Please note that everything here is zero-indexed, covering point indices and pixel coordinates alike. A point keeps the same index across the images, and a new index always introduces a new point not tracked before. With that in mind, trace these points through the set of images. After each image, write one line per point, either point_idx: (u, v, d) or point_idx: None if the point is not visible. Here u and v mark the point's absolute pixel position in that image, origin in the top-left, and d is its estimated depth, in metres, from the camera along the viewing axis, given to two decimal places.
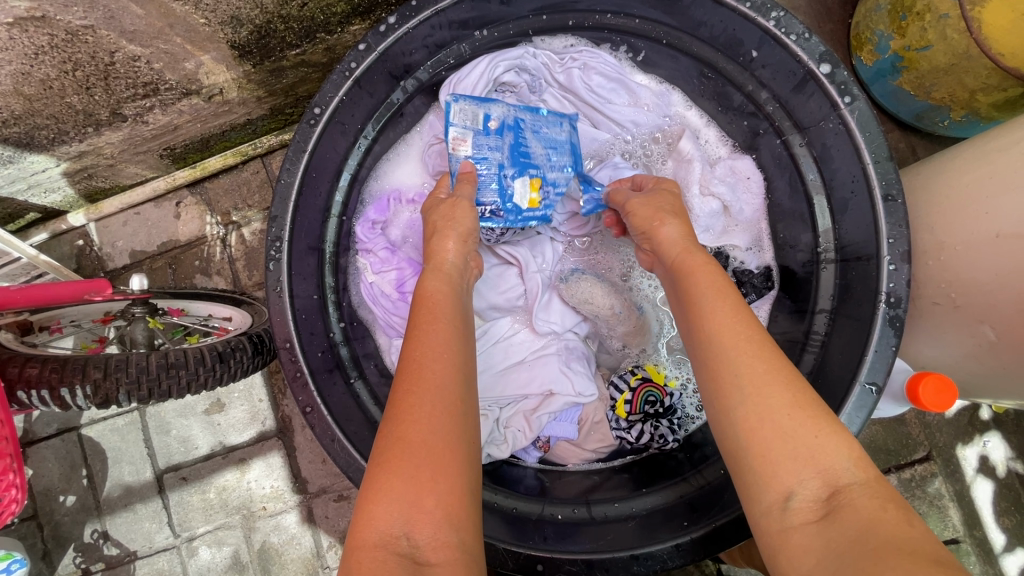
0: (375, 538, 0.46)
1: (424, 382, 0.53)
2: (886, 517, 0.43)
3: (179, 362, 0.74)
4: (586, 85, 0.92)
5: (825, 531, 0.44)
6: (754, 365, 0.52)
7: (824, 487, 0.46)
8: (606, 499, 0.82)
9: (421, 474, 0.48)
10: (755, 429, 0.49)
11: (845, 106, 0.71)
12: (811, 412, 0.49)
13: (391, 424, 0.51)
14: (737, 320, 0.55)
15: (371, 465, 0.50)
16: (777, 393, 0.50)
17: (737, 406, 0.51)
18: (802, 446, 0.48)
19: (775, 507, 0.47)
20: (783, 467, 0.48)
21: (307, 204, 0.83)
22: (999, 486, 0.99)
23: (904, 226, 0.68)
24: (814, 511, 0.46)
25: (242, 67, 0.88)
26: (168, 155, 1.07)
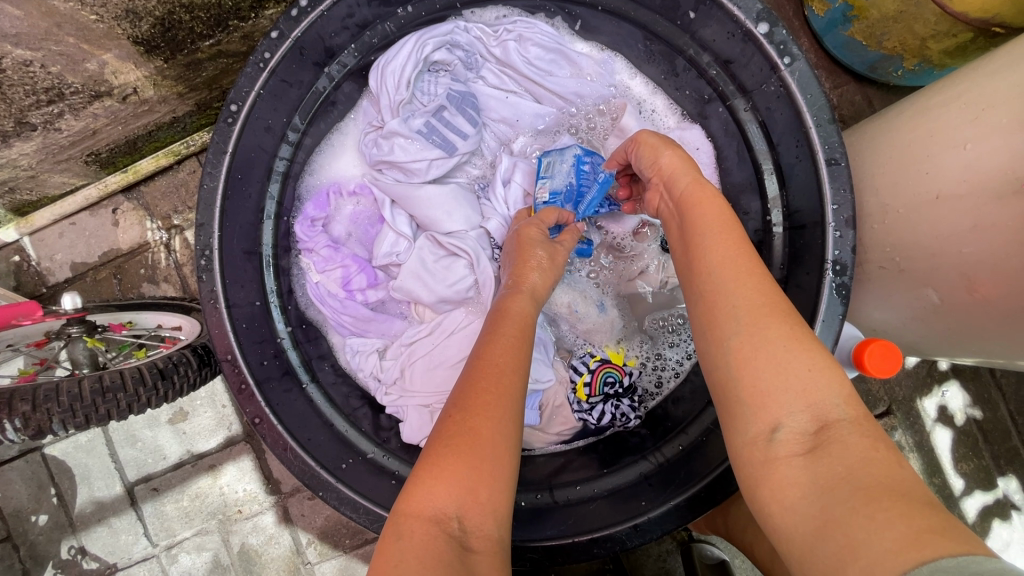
0: (428, 517, 0.47)
1: (500, 386, 0.54)
2: (877, 457, 0.43)
3: (116, 385, 0.71)
4: (524, 59, 0.87)
5: (812, 465, 0.44)
6: (760, 296, 0.52)
7: (812, 421, 0.46)
8: (568, 482, 0.83)
9: (481, 464, 0.49)
10: (748, 357, 0.49)
11: (785, 68, 0.68)
12: (803, 344, 0.49)
13: (466, 411, 0.52)
14: (739, 254, 0.54)
15: (436, 446, 0.51)
16: (775, 326, 0.50)
17: (732, 336, 0.51)
18: (794, 378, 0.48)
19: (761, 439, 0.48)
20: (773, 397, 0.48)
21: (236, 208, 0.79)
22: (957, 433, 1.01)
23: (847, 190, 0.67)
24: (802, 443, 0.46)
25: (153, 64, 0.82)
26: (94, 161, 1.01)
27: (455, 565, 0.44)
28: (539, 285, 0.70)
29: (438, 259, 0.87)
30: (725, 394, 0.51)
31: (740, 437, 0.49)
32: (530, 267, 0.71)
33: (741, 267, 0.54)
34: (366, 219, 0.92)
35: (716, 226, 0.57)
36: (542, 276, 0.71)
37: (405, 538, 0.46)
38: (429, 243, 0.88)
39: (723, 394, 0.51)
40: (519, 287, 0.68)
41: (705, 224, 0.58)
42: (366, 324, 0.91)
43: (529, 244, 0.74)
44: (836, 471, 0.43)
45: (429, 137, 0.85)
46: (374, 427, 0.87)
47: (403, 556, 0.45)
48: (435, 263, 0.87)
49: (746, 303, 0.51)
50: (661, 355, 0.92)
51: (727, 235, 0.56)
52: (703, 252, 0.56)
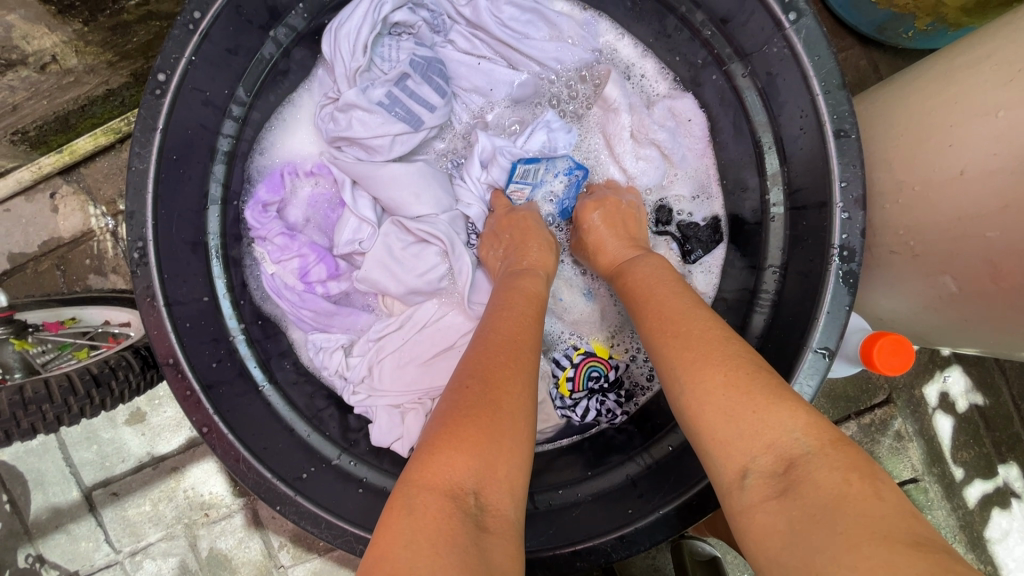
0: (444, 488, 0.41)
1: (519, 360, 0.51)
2: (850, 489, 0.38)
3: (40, 395, 0.63)
4: (496, 19, 0.79)
5: (785, 508, 0.40)
6: (697, 345, 0.50)
7: (778, 461, 0.42)
8: (550, 485, 0.77)
9: (499, 434, 0.45)
10: (696, 411, 0.47)
11: (790, 25, 0.60)
12: (748, 387, 0.46)
13: (485, 379, 0.48)
14: (672, 310, 0.55)
15: (451, 415, 0.46)
16: (710, 373, 0.48)
17: (679, 394, 0.49)
18: (744, 422, 0.45)
19: (733, 488, 0.44)
20: (730, 443, 0.45)
21: (174, 193, 0.70)
22: (958, 421, 0.97)
23: (858, 166, 0.59)
24: (771, 486, 0.42)
25: (71, 27, 0.71)
26: (21, 141, 0.90)
27: (472, 547, 0.38)
28: (549, 264, 0.69)
29: (406, 246, 0.79)
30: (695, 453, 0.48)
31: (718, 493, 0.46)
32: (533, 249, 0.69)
33: (682, 323, 0.53)
34: (326, 203, 0.83)
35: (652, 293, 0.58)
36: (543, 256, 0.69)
37: (417, 512, 0.40)
38: (394, 228, 0.79)
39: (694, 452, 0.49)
40: (530, 270, 0.66)
41: (648, 287, 0.59)
42: (329, 319, 0.83)
43: (531, 227, 0.72)
44: (813, 512, 0.38)
45: (391, 109, 0.76)
46: (341, 431, 0.80)
47: (414, 533, 0.38)
48: (403, 251, 0.79)
49: (680, 356, 0.50)
50: None
51: (662, 300, 0.57)
52: (645, 315, 0.57)
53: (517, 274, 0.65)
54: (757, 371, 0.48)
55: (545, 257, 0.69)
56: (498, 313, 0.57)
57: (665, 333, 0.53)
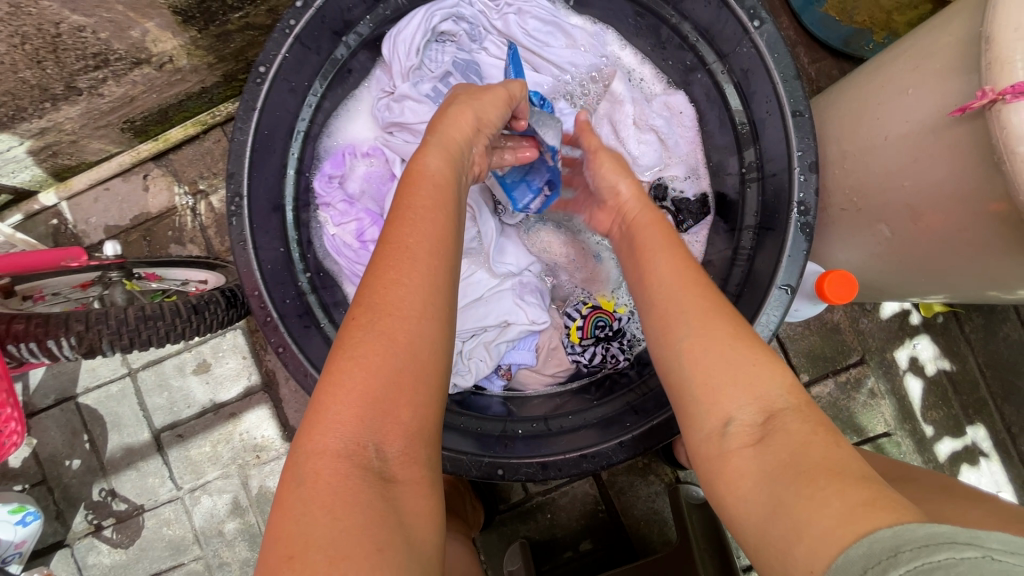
0: (337, 446, 0.48)
1: (409, 279, 0.53)
2: (815, 438, 0.51)
3: (156, 314, 0.80)
4: (523, 30, 0.96)
5: (760, 454, 0.52)
6: (702, 302, 0.61)
7: (760, 413, 0.54)
8: (562, 414, 0.91)
9: (397, 379, 0.50)
10: (697, 356, 0.58)
11: (755, 30, 0.76)
12: (749, 343, 0.58)
13: (376, 316, 0.52)
14: (685, 270, 0.64)
15: (342, 372, 0.50)
16: (719, 326, 0.59)
17: (682, 339, 0.59)
18: (741, 376, 0.56)
19: (716, 434, 0.56)
20: (724, 393, 0.56)
21: (263, 162, 0.87)
22: (928, 383, 1.08)
23: (811, 138, 0.74)
24: (751, 434, 0.54)
25: (188, 33, 0.90)
26: (129, 129, 1.10)
27: (376, 498, 0.47)
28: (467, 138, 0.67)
29: None
30: (684, 394, 0.59)
31: (700, 434, 0.57)
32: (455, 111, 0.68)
33: (688, 282, 0.63)
34: (378, 178, 1.00)
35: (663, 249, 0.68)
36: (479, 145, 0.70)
37: (311, 479, 0.47)
38: None
39: (681, 395, 0.59)
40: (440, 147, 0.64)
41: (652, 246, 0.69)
42: None
43: (486, 88, 0.72)
44: (782, 457, 0.50)
45: (436, 100, 0.93)
46: None
47: (313, 497, 0.46)
48: None
49: (694, 305, 0.61)
50: None
51: (671, 255, 0.66)
52: (654, 271, 0.66)
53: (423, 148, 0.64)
54: (751, 334, 0.59)
55: (488, 112, 0.70)
56: (393, 223, 0.57)
57: (681, 288, 0.62)
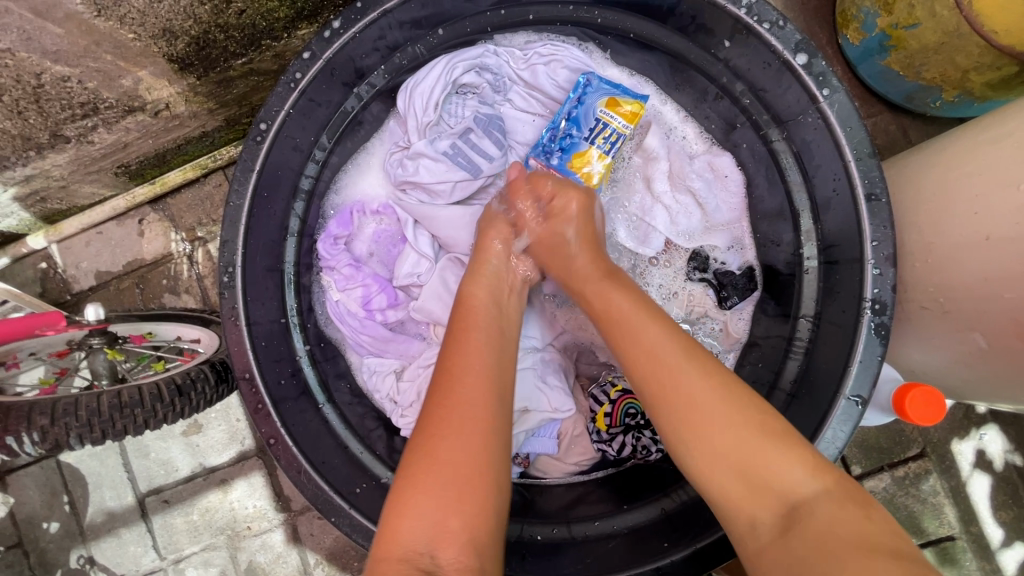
0: (403, 550, 0.49)
1: (464, 401, 0.56)
2: (848, 520, 0.48)
3: (134, 401, 0.71)
4: (553, 82, 0.86)
5: (789, 543, 0.49)
6: (690, 402, 0.56)
7: (783, 507, 0.51)
8: (586, 516, 0.80)
9: (460, 483, 0.51)
10: (704, 462, 0.55)
11: (824, 100, 0.66)
12: (751, 430, 0.54)
13: (421, 435, 0.54)
14: (655, 365, 0.59)
15: (406, 470, 0.53)
16: (716, 430, 0.54)
17: (686, 451, 0.56)
18: (755, 472, 0.52)
19: (746, 532, 0.53)
20: (742, 497, 0.53)
21: (262, 226, 0.79)
22: (996, 480, 0.96)
23: (889, 227, 0.64)
24: (778, 526, 0.51)
25: (186, 81, 0.83)
26: (123, 173, 1.02)
27: None
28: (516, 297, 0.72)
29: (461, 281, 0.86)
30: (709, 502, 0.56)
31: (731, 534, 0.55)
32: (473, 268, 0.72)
33: (666, 375, 0.58)
34: (389, 239, 0.91)
35: (637, 345, 0.61)
36: (524, 202, 0.76)
37: None
38: (452, 265, 0.86)
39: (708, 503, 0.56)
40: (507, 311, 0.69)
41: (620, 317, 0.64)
42: (385, 345, 0.90)
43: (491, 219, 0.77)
44: (812, 543, 0.48)
45: (454, 159, 0.84)
46: (389, 451, 0.85)
47: None
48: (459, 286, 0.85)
49: (711, 405, 0.55)
50: None
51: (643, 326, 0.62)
52: (636, 370, 0.60)
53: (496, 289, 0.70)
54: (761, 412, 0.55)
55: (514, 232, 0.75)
56: (451, 351, 0.61)
57: (653, 384, 0.58)
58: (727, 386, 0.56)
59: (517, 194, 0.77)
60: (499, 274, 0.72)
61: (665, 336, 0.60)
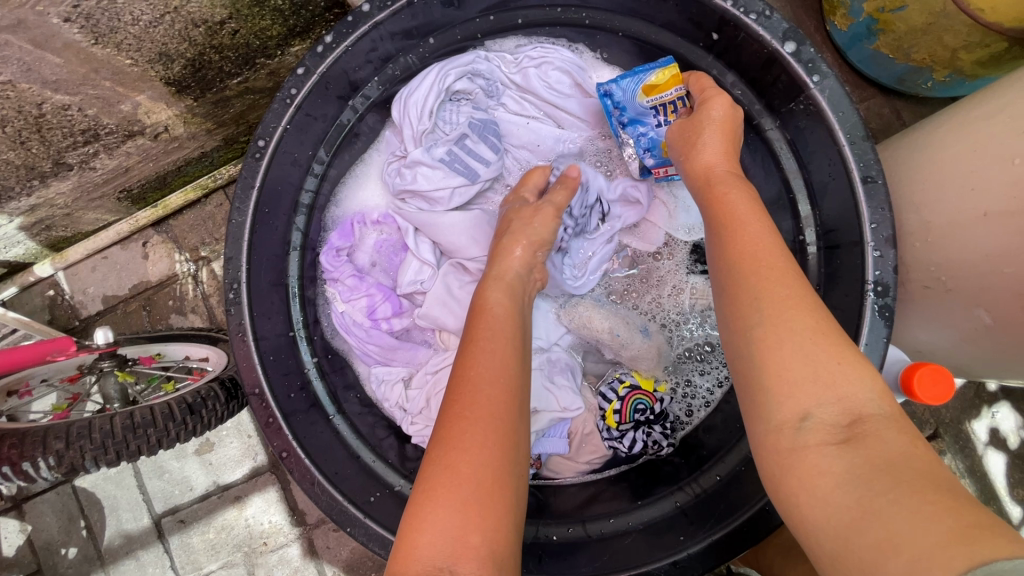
0: (420, 566, 0.46)
1: (484, 408, 0.54)
2: (917, 452, 0.42)
3: (146, 421, 0.71)
4: (544, 83, 0.87)
5: (847, 455, 0.43)
6: (779, 286, 0.49)
7: (844, 415, 0.45)
8: (601, 514, 0.81)
9: (480, 495, 0.49)
10: (767, 344, 0.48)
11: (815, 86, 0.66)
12: (830, 336, 0.47)
13: (440, 447, 0.52)
14: (759, 238, 0.53)
15: (423, 480, 0.51)
16: (800, 318, 0.48)
17: (756, 324, 0.49)
18: (822, 371, 0.46)
19: (788, 427, 0.46)
20: (801, 388, 0.46)
21: (264, 241, 0.80)
22: (1012, 457, 0.96)
23: (886, 208, 0.64)
24: (834, 434, 0.44)
25: (184, 102, 0.84)
26: (126, 198, 1.04)
27: None
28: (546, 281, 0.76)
29: (463, 285, 0.86)
30: (748, 386, 0.49)
31: (763, 427, 0.48)
32: (507, 242, 0.74)
33: (765, 258, 0.52)
34: (391, 247, 0.92)
35: (748, 223, 0.54)
36: (544, 223, 0.76)
37: None
38: (454, 270, 0.87)
39: (746, 382, 0.49)
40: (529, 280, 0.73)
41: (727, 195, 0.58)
42: (392, 354, 0.90)
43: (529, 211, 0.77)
44: (876, 462, 0.42)
45: (451, 165, 0.85)
46: (400, 458, 0.86)
47: None
48: (462, 289, 0.86)
49: (795, 292, 0.49)
50: (691, 383, 0.89)
51: (751, 213, 0.56)
52: (732, 245, 0.54)
53: (523, 275, 0.72)
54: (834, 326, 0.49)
55: (539, 235, 0.75)
56: (468, 352, 0.60)
57: (744, 260, 0.52)
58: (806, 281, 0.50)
59: (535, 216, 0.76)
60: (520, 280, 0.71)
61: (766, 227, 0.54)
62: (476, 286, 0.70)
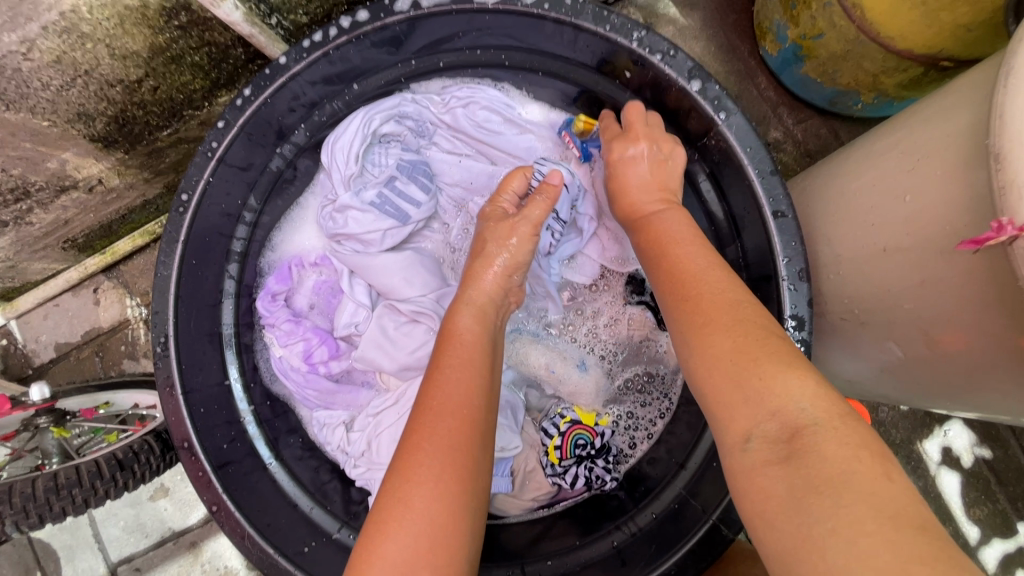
0: None
1: (438, 435, 0.52)
2: (865, 466, 0.38)
3: (71, 481, 0.71)
4: (473, 121, 0.88)
5: (785, 473, 0.39)
6: (708, 308, 0.50)
7: (785, 428, 0.41)
8: (542, 554, 0.80)
9: (432, 530, 0.48)
10: (707, 367, 0.47)
11: (722, 122, 0.67)
12: (761, 349, 0.46)
13: (395, 479, 0.51)
14: (695, 269, 0.55)
15: (374, 517, 0.50)
16: (726, 335, 0.48)
17: (687, 355, 0.50)
18: (752, 386, 0.44)
19: (734, 448, 0.43)
20: (735, 407, 0.44)
21: (194, 292, 0.80)
22: (966, 476, 0.95)
23: (797, 242, 0.65)
24: (775, 451, 0.41)
25: (114, 156, 0.85)
26: (72, 247, 1.04)
27: None
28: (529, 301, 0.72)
29: (399, 326, 0.85)
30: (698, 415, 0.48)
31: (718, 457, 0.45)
32: (479, 263, 0.70)
33: (695, 285, 0.53)
34: (329, 289, 0.92)
35: (682, 258, 0.56)
36: (520, 242, 0.70)
37: None
38: (388, 311, 0.86)
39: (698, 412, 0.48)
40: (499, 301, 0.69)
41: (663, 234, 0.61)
42: (331, 397, 0.91)
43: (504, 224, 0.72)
44: (813, 480, 0.38)
45: (382, 208, 0.85)
46: (342, 504, 0.85)
47: None
48: (396, 330, 0.85)
49: (727, 312, 0.49)
50: (633, 415, 0.89)
51: (691, 249, 0.57)
52: (666, 279, 0.56)
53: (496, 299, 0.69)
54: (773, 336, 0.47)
55: (518, 251, 0.71)
56: (432, 378, 0.58)
57: (679, 293, 0.53)
58: (740, 299, 0.50)
59: (510, 235, 0.70)
60: (492, 304, 0.68)
61: (703, 254, 0.56)
62: (446, 313, 0.68)
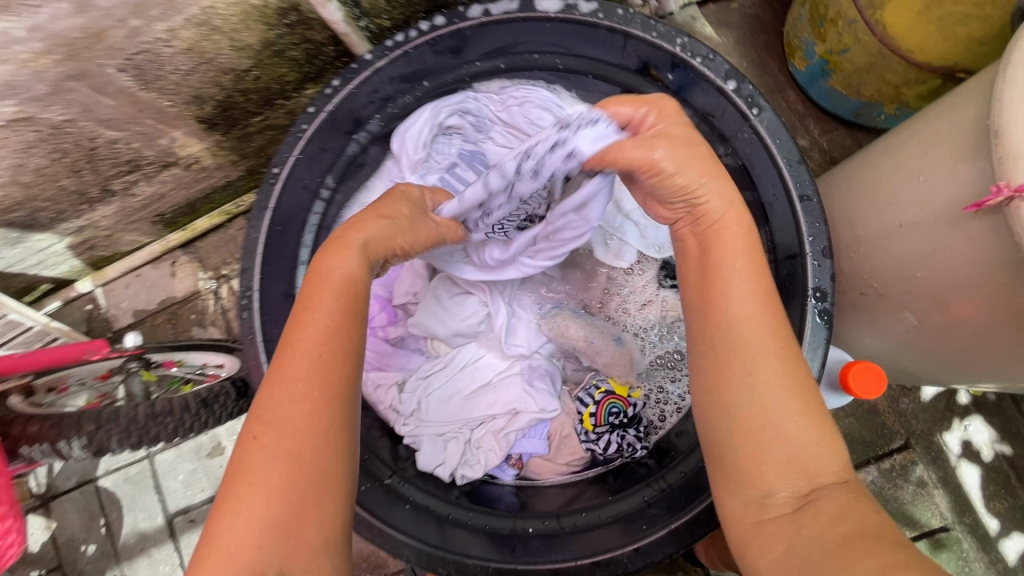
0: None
1: (312, 400, 0.51)
2: (856, 510, 0.49)
3: (165, 411, 0.81)
4: (526, 119, 0.98)
5: (798, 521, 0.50)
6: (752, 366, 0.54)
7: (803, 487, 0.51)
8: (577, 509, 0.86)
9: (298, 496, 0.49)
10: (740, 430, 0.53)
11: (755, 117, 0.77)
12: (805, 411, 0.53)
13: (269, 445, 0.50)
14: (747, 316, 0.56)
15: (236, 492, 0.50)
16: (777, 399, 0.53)
17: (729, 406, 0.54)
18: (788, 450, 0.52)
19: (754, 501, 0.53)
20: (770, 470, 0.52)
21: (275, 256, 0.90)
22: (985, 469, 0.98)
23: (820, 222, 0.73)
24: (792, 504, 0.51)
25: (213, 137, 0.97)
26: (160, 222, 1.17)
27: None
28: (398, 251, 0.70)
29: (452, 297, 0.94)
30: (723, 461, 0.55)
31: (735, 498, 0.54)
32: (360, 212, 0.64)
33: (740, 333, 0.55)
34: None
35: (726, 302, 0.57)
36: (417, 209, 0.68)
37: None
38: (443, 282, 0.95)
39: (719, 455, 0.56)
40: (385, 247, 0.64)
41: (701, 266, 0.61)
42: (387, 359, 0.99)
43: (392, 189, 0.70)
44: (823, 527, 0.48)
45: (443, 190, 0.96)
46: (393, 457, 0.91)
47: None
48: (449, 300, 0.94)
49: (766, 365, 0.54)
50: (664, 389, 0.96)
51: (733, 282, 0.58)
52: (711, 321, 0.57)
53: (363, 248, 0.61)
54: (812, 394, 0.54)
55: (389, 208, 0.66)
56: (303, 334, 0.54)
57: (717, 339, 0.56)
58: (787, 356, 0.55)
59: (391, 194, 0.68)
60: (367, 245, 0.62)
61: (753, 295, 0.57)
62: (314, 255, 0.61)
